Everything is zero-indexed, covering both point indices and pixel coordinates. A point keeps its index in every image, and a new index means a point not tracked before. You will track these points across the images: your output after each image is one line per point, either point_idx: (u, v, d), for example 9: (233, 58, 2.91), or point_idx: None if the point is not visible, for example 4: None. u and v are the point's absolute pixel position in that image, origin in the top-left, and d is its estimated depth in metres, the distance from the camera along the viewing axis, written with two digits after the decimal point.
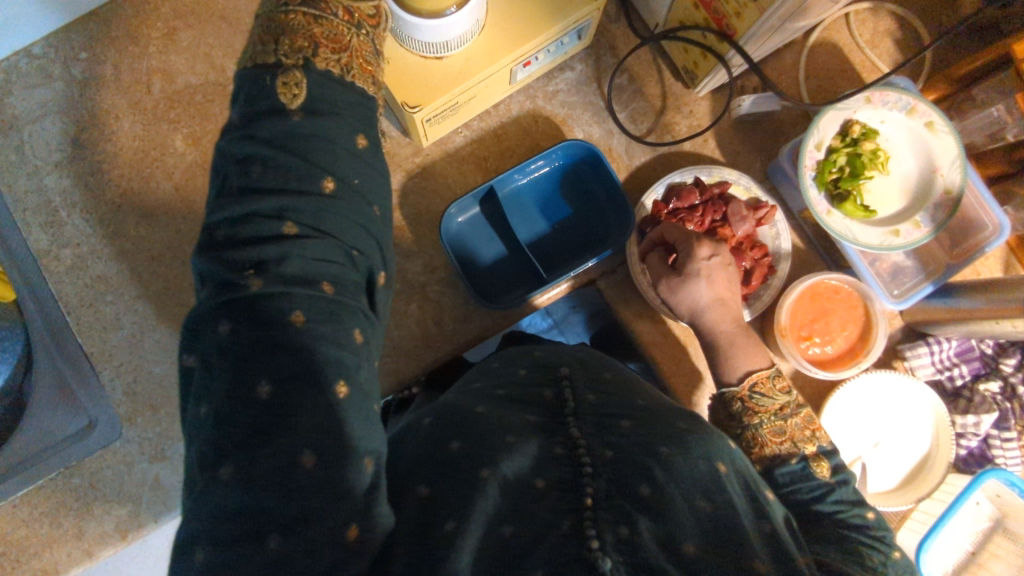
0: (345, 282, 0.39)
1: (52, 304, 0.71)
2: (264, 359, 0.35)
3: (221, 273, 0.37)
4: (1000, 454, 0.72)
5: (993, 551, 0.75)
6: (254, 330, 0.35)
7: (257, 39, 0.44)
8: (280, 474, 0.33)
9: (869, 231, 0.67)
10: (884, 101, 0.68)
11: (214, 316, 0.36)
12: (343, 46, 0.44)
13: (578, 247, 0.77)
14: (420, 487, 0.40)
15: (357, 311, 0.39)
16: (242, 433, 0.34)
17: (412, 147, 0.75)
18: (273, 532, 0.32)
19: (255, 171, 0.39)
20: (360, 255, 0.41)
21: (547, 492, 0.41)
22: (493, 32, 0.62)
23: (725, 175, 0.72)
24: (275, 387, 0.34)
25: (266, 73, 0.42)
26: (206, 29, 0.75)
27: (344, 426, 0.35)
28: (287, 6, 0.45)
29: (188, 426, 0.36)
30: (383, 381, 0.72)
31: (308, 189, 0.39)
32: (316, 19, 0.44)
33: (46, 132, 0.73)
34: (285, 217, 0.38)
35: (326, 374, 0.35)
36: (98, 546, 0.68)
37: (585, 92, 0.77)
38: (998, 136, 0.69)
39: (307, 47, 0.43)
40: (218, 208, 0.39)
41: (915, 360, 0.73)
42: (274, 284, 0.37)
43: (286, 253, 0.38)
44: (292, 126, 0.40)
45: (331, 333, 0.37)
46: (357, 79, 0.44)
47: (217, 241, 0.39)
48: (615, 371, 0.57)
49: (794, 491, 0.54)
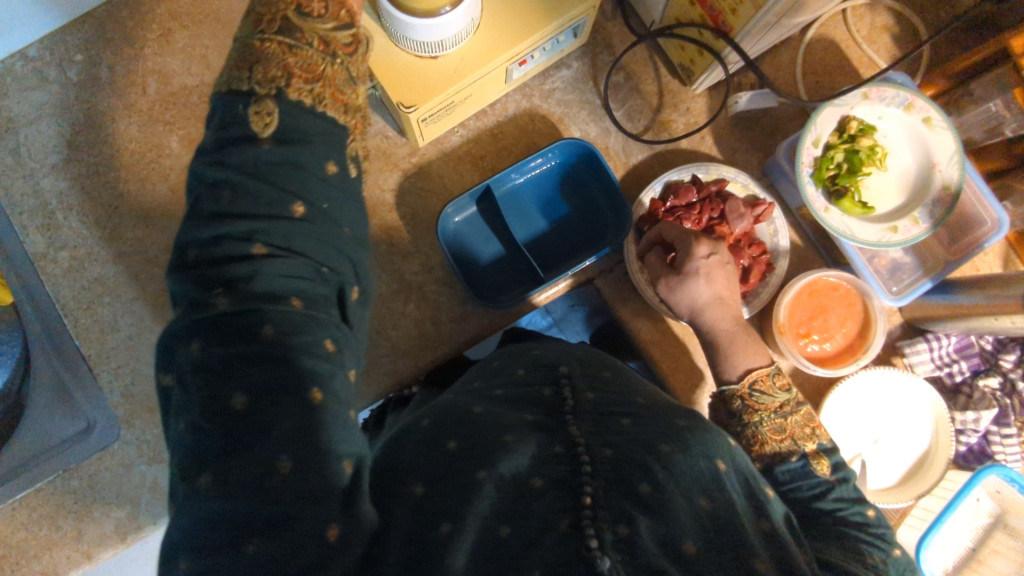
0: (316, 297, 0.40)
1: (49, 307, 0.71)
2: (237, 372, 0.36)
3: (191, 292, 0.38)
4: (1001, 450, 0.72)
5: (993, 547, 0.75)
6: (225, 346, 0.36)
7: (232, 63, 0.43)
8: (260, 481, 0.34)
9: (867, 227, 0.66)
10: (881, 97, 0.67)
11: (187, 334, 0.37)
12: (317, 76, 0.43)
13: (575, 246, 0.76)
14: (416, 486, 0.40)
15: (329, 322, 0.40)
16: (218, 442, 0.34)
17: (409, 146, 0.74)
18: (253, 535, 0.33)
19: (224, 195, 0.39)
20: (331, 271, 0.41)
21: (544, 491, 0.41)
22: (487, 32, 0.62)
23: (722, 172, 0.72)
24: (249, 398, 0.35)
25: (239, 100, 0.41)
26: (201, 30, 0.75)
27: (320, 432, 0.36)
28: (263, 32, 0.43)
29: (170, 441, 0.37)
30: (380, 381, 0.72)
31: (279, 214, 0.39)
32: (291, 48, 0.43)
33: (42, 135, 0.73)
34: (254, 239, 0.38)
35: (301, 381, 0.36)
36: (96, 548, 0.68)
37: (581, 90, 0.77)
38: (997, 131, 0.69)
39: (281, 77, 0.42)
40: (190, 229, 0.39)
41: (914, 356, 0.72)
42: (244, 301, 0.37)
43: (254, 272, 0.38)
44: (261, 155, 0.39)
45: (306, 344, 0.37)
46: (330, 110, 0.43)
47: (188, 261, 0.39)
48: (614, 370, 0.57)
49: (794, 488, 0.54)
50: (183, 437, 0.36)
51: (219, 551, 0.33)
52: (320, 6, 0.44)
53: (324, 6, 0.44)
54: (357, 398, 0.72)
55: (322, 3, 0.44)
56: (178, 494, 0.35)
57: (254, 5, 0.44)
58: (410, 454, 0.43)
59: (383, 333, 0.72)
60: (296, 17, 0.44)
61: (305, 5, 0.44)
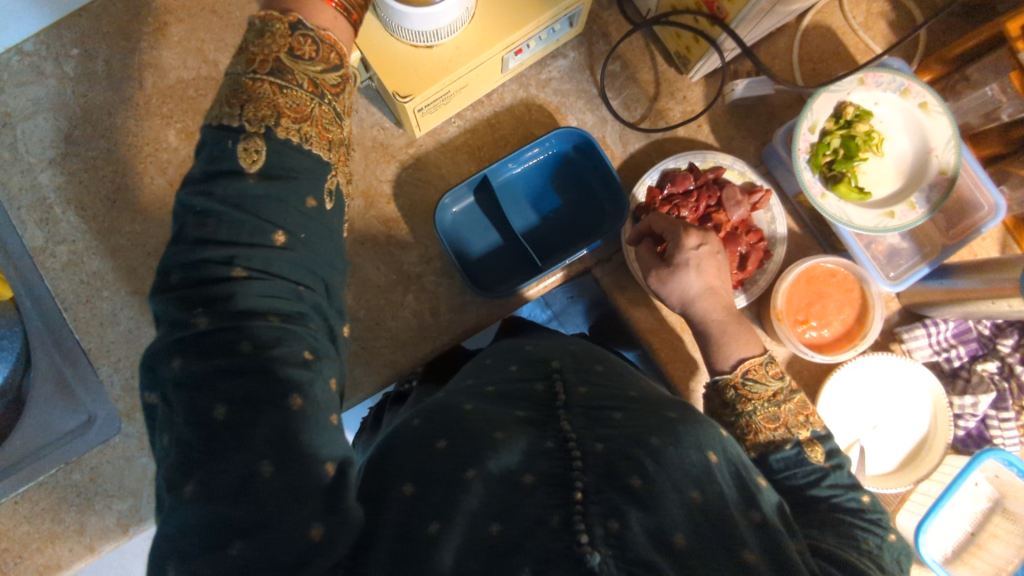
0: (293, 314, 0.40)
1: (49, 301, 0.71)
2: (218, 385, 0.36)
3: (172, 313, 0.39)
4: (998, 434, 0.72)
5: (992, 531, 0.75)
6: (206, 361, 0.37)
7: (223, 99, 0.43)
8: (241, 484, 0.34)
9: (864, 213, 0.67)
10: (878, 82, 0.67)
11: (168, 353, 0.38)
12: (305, 116, 0.43)
13: (571, 236, 0.77)
14: (404, 485, 0.40)
15: (306, 336, 0.40)
16: (202, 451, 0.35)
17: (406, 137, 0.75)
18: (235, 538, 0.34)
19: (209, 225, 0.39)
20: (307, 289, 0.42)
21: (536, 487, 0.41)
22: (483, 21, 0.62)
23: (719, 160, 0.72)
24: (230, 409, 0.36)
25: (229, 135, 0.41)
26: (196, 23, 0.75)
27: (300, 436, 0.37)
28: (254, 72, 0.43)
29: (158, 454, 0.38)
30: (381, 372, 0.72)
31: (260, 242, 0.40)
32: (281, 88, 0.43)
33: (39, 130, 0.73)
34: (235, 263, 0.39)
35: (281, 389, 0.37)
36: (99, 541, 0.68)
37: (577, 80, 0.77)
38: (993, 116, 0.69)
39: (270, 116, 0.42)
40: (174, 254, 0.40)
41: (913, 342, 0.73)
42: (223, 320, 0.38)
43: (235, 292, 0.39)
44: (246, 189, 0.40)
45: (285, 355, 0.38)
46: (316, 148, 0.43)
47: (172, 284, 0.39)
48: (608, 364, 0.57)
49: (788, 476, 0.54)
50: (176, 443, 0.36)
51: (210, 553, 0.33)
52: (311, 49, 0.44)
53: (315, 49, 0.44)
54: (356, 391, 0.72)
55: (313, 45, 0.44)
56: (175, 488, 0.35)
57: (245, 43, 0.44)
58: (404, 448, 0.43)
59: (381, 324, 0.72)
60: (287, 58, 0.43)
61: (296, 46, 0.44)
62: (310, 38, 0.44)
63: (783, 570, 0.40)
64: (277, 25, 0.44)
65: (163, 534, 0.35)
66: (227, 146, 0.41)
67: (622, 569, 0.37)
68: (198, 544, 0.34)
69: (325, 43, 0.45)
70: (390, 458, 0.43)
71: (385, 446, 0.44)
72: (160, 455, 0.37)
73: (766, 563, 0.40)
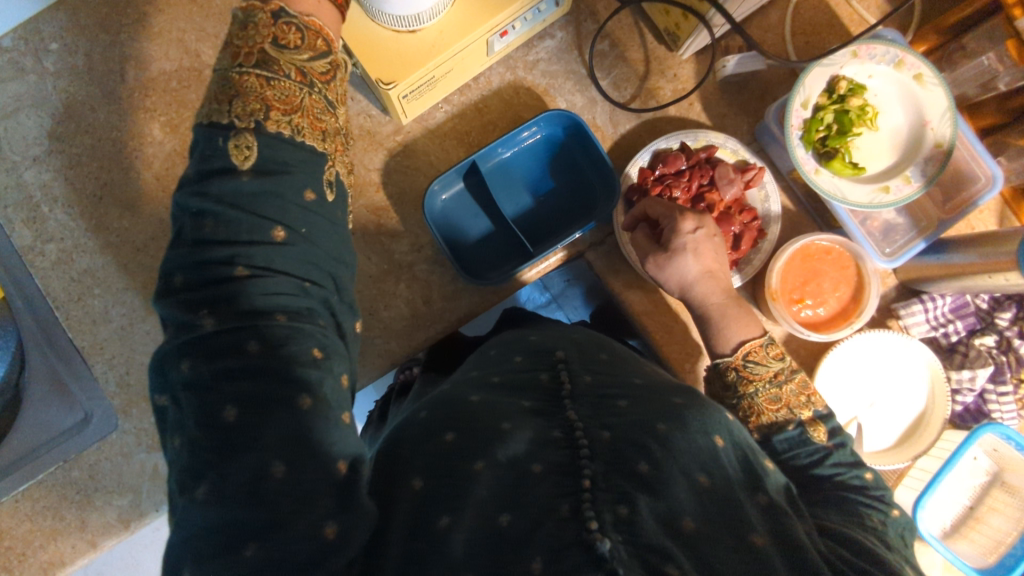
0: (300, 310, 0.40)
1: (41, 299, 0.71)
2: (226, 386, 0.36)
3: (177, 315, 0.38)
4: (997, 408, 0.72)
5: (991, 504, 0.75)
6: (214, 363, 0.37)
7: (213, 96, 0.42)
8: (253, 486, 0.34)
9: (859, 189, 0.66)
10: (871, 54, 0.66)
11: (176, 355, 0.37)
12: (295, 107, 0.42)
13: (566, 219, 0.76)
14: (414, 479, 0.40)
15: (315, 332, 0.40)
16: (212, 454, 0.35)
17: (393, 124, 0.74)
18: (249, 540, 0.33)
19: (207, 225, 0.39)
20: (314, 285, 0.41)
21: (545, 476, 0.40)
22: (467, 4, 0.61)
23: (711, 139, 0.71)
24: (240, 410, 0.36)
25: (219, 133, 0.40)
26: (176, 13, 0.74)
27: (314, 434, 0.37)
28: (241, 66, 0.42)
29: (170, 457, 0.37)
30: (379, 363, 0.72)
31: (259, 239, 0.39)
32: (267, 80, 0.41)
33: (22, 127, 0.73)
34: (236, 262, 0.38)
35: (290, 388, 0.37)
36: (101, 537, 0.69)
37: (566, 60, 0.75)
38: (991, 85, 0.68)
39: (259, 109, 0.41)
40: (175, 257, 0.39)
41: (909, 318, 0.72)
42: (230, 320, 0.38)
43: (240, 292, 0.38)
44: (240, 186, 0.39)
45: (295, 353, 0.38)
46: (309, 139, 0.42)
47: (176, 287, 0.39)
48: (612, 351, 0.57)
49: (793, 457, 0.54)
50: (186, 446, 0.36)
51: (222, 555, 0.33)
52: (295, 37, 0.43)
53: (299, 37, 0.43)
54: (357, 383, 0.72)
55: (297, 33, 0.43)
56: (187, 492, 0.35)
57: (230, 36, 0.43)
58: (410, 444, 0.43)
59: (374, 314, 0.72)
60: (271, 48, 0.42)
61: (280, 35, 0.42)
62: (293, 26, 0.43)
63: (792, 551, 0.39)
64: (260, 16, 0.42)
65: (173, 540, 0.35)
66: (217, 144, 0.40)
67: (634, 557, 0.37)
68: (211, 545, 0.33)
69: (309, 30, 0.43)
70: (398, 450, 0.43)
71: (391, 442, 0.44)
72: (171, 459, 0.37)
73: (774, 547, 0.40)
